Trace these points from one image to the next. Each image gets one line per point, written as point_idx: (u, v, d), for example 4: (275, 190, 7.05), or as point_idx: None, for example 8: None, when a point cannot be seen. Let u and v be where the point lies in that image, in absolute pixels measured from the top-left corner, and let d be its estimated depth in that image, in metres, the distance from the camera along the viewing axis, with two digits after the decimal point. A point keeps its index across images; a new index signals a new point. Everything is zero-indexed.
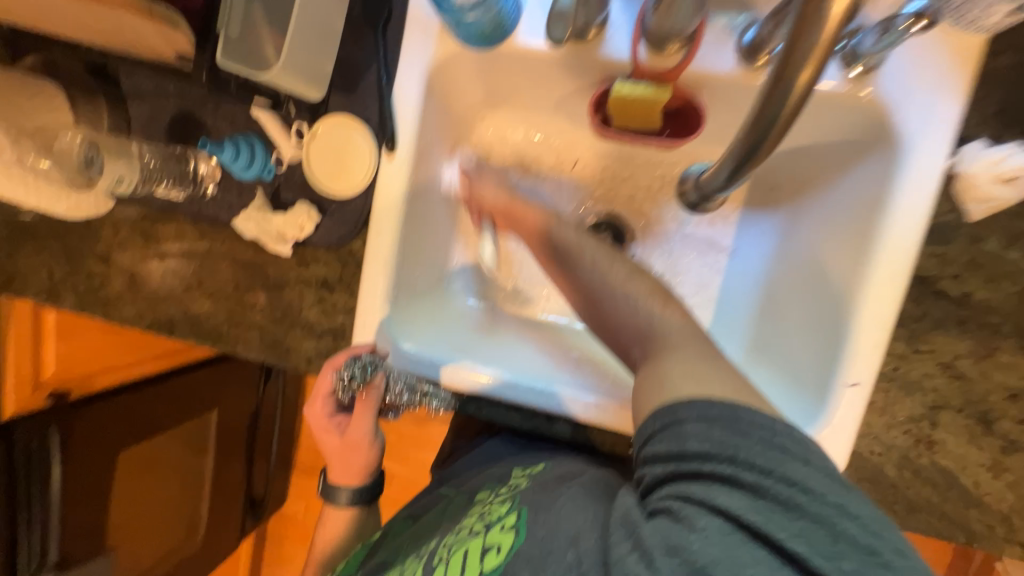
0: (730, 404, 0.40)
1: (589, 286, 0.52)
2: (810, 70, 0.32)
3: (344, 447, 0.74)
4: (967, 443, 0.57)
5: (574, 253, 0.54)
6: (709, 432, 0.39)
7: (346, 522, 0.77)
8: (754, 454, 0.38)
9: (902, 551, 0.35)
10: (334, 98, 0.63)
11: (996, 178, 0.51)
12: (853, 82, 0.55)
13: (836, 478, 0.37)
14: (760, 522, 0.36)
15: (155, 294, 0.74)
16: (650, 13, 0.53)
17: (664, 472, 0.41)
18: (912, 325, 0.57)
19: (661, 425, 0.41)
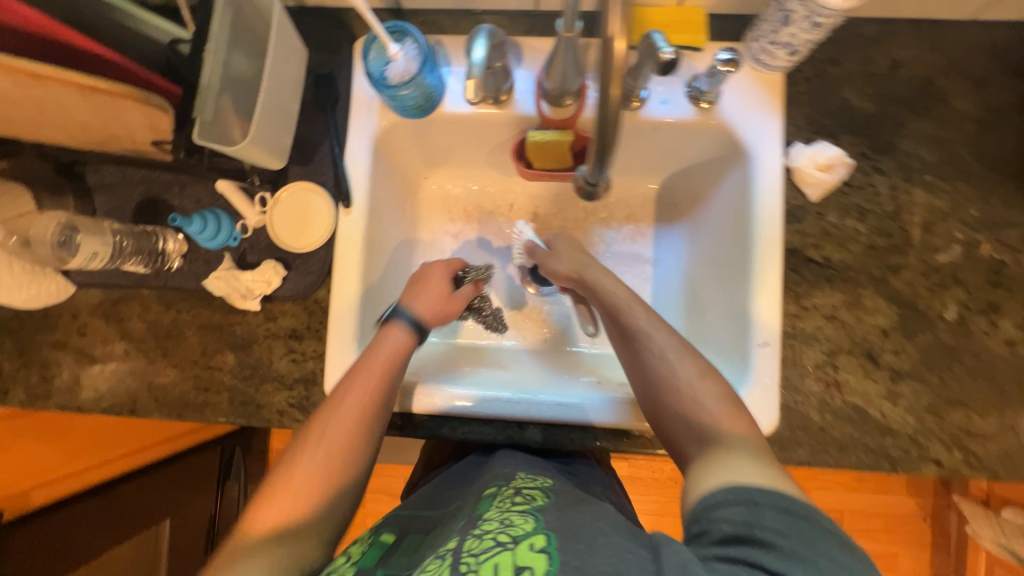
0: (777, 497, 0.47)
1: (651, 363, 0.65)
2: (617, 88, 0.43)
3: (439, 299, 0.72)
4: (867, 379, 0.68)
5: (636, 325, 0.68)
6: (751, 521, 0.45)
7: (362, 456, 0.60)
8: (814, 544, 0.43)
9: None
10: (292, 169, 0.73)
11: (817, 167, 0.68)
12: (702, 114, 0.72)
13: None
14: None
15: (116, 371, 0.75)
16: (546, 79, 0.67)
17: (725, 539, 0.45)
18: (796, 288, 0.70)
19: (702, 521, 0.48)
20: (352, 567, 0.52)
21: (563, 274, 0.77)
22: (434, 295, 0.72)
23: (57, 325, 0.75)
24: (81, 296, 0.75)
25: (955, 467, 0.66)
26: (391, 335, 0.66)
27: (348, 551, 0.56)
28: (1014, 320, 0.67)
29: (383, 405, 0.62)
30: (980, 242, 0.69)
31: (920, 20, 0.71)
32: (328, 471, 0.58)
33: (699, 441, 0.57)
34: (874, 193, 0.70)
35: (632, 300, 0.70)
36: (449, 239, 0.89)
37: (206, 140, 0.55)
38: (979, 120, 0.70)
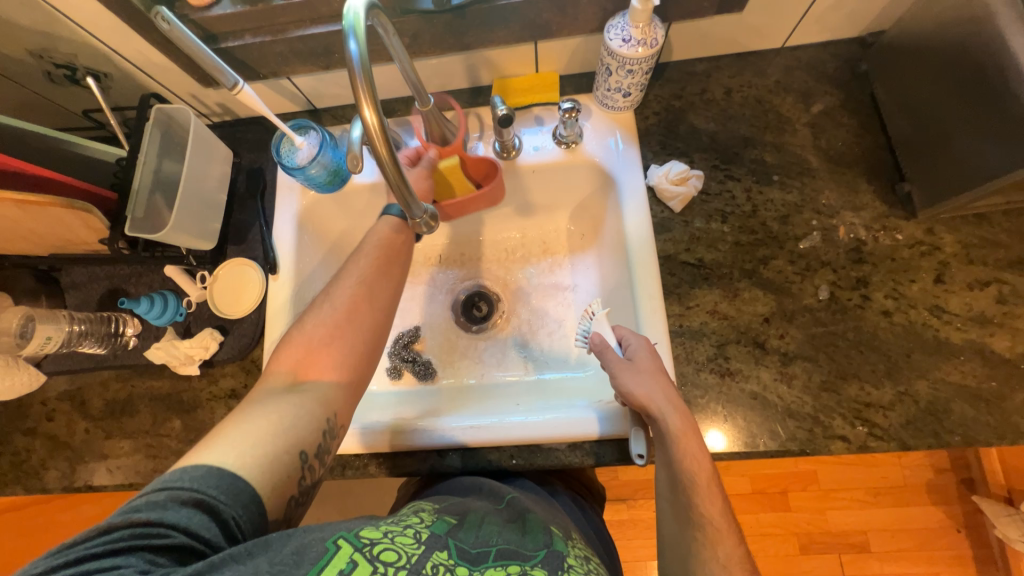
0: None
1: (685, 512, 0.63)
2: (383, 148, 0.49)
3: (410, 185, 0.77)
4: (759, 365, 0.71)
5: (689, 486, 0.62)
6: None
7: (372, 325, 0.69)
8: None
9: None
10: (229, 248, 0.85)
11: (672, 181, 0.77)
12: (570, 152, 0.83)
13: None
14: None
15: (78, 448, 0.81)
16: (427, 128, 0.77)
17: None
18: (677, 289, 0.76)
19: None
20: (427, 530, 0.53)
21: (643, 398, 0.63)
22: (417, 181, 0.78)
23: (29, 413, 0.83)
24: (48, 383, 0.84)
25: (863, 441, 0.67)
26: (384, 224, 0.75)
27: (418, 514, 0.57)
28: (884, 291, 0.71)
29: (387, 288, 0.71)
30: (837, 225, 0.75)
31: (742, 53, 0.84)
32: (340, 331, 0.67)
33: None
34: (731, 197, 0.78)
35: (700, 471, 0.62)
36: None
37: (137, 231, 0.69)
38: (812, 124, 0.80)
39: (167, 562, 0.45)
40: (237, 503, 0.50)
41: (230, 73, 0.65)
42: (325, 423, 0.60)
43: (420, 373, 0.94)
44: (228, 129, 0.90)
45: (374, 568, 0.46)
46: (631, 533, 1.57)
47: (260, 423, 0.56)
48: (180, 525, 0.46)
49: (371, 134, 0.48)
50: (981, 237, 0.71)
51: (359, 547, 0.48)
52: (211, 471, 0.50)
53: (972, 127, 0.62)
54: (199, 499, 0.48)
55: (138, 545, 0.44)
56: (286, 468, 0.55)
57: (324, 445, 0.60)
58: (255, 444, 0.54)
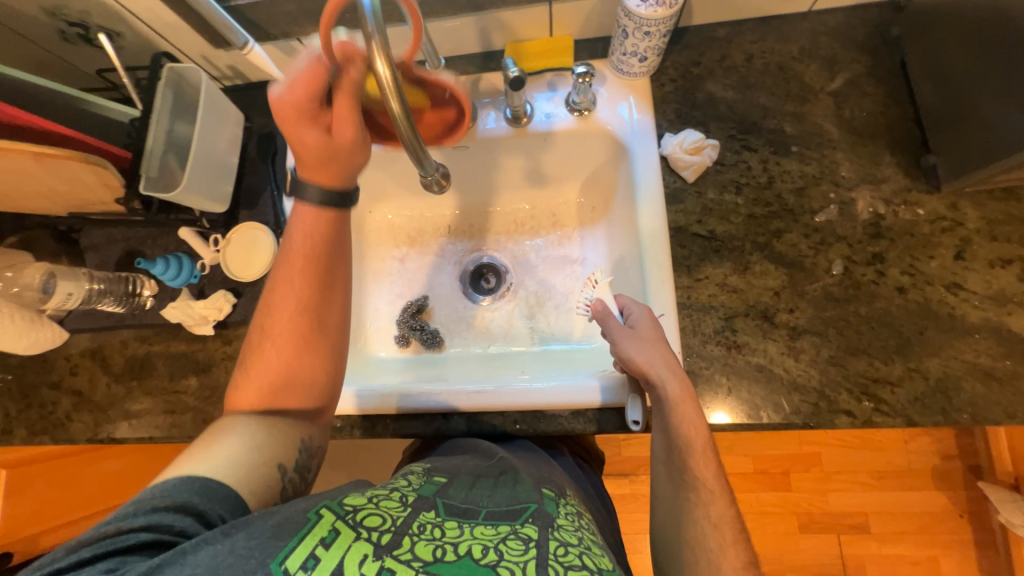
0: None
1: (680, 475, 0.64)
2: (398, 103, 0.49)
3: (326, 153, 0.60)
4: (766, 338, 0.71)
5: (686, 450, 0.63)
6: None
7: (331, 324, 0.68)
8: None
9: None
10: (241, 213, 0.86)
11: (686, 150, 0.76)
12: (582, 120, 0.81)
13: None
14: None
15: (101, 403, 0.85)
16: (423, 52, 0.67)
17: None
18: (687, 262, 0.75)
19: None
20: (415, 492, 0.55)
21: (642, 364, 0.64)
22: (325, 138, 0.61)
23: (53, 368, 0.87)
24: (71, 340, 0.87)
25: (868, 417, 0.67)
26: (300, 218, 0.65)
27: (408, 477, 0.59)
28: (900, 267, 0.70)
29: (332, 305, 0.68)
30: (856, 199, 0.73)
31: (766, 17, 0.80)
32: (297, 334, 0.66)
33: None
34: (747, 168, 0.76)
35: (696, 436, 0.62)
36: (396, 262, 1.02)
37: (151, 191, 0.70)
38: (836, 93, 0.77)
39: (138, 561, 0.45)
40: (213, 501, 0.51)
41: (241, 33, 0.67)
42: (299, 443, 0.63)
43: (427, 342, 0.96)
44: (239, 93, 0.90)
45: (356, 534, 0.47)
46: (633, 506, 1.60)
47: (229, 442, 0.57)
48: (152, 526, 0.47)
49: (383, 85, 0.47)
50: (1006, 212, 0.69)
51: (342, 515, 0.49)
52: (180, 481, 0.51)
53: (1006, 93, 0.59)
54: (171, 502, 0.49)
55: (108, 553, 0.44)
56: (264, 479, 0.56)
57: (302, 459, 0.62)
58: (226, 458, 0.55)
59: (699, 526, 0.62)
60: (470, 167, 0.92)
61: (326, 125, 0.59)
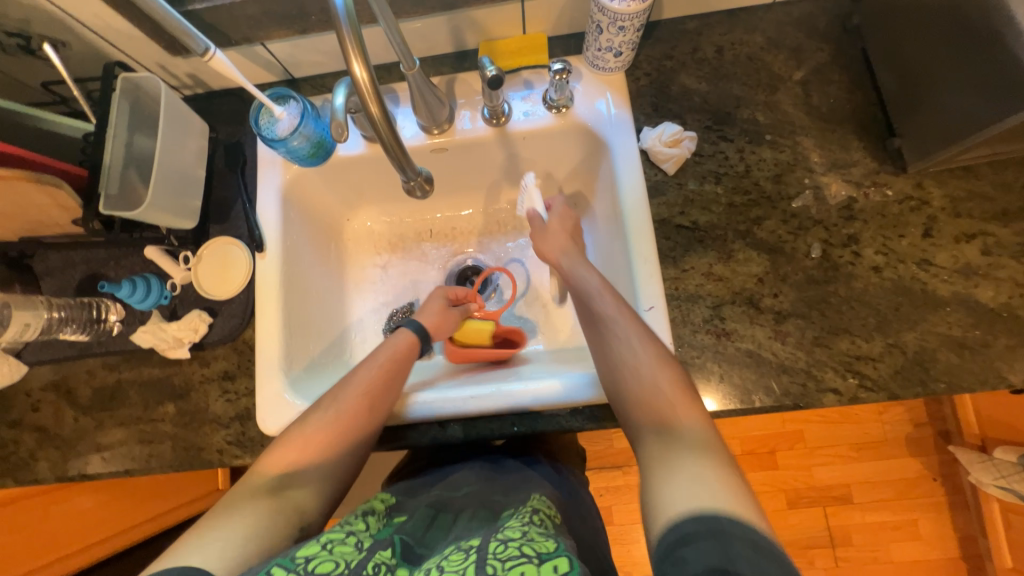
0: (774, 542, 0.43)
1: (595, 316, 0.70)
2: (376, 106, 0.48)
3: (443, 315, 0.85)
4: (753, 324, 0.72)
5: (593, 302, 0.71)
6: (755, 558, 0.41)
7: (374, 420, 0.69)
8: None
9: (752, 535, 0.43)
10: (212, 228, 0.82)
11: (665, 143, 0.76)
12: (561, 117, 0.81)
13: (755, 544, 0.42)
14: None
15: (70, 438, 0.80)
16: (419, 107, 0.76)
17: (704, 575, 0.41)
18: (673, 253, 0.76)
19: (702, 526, 0.44)
20: (370, 538, 0.52)
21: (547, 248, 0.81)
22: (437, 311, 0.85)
23: (12, 405, 0.81)
24: (32, 373, 0.81)
25: (854, 393, 0.69)
26: (399, 338, 0.78)
27: (366, 520, 0.56)
28: (875, 247, 0.72)
29: (384, 403, 0.71)
30: (829, 183, 0.75)
31: (733, 10, 0.82)
32: (336, 428, 0.66)
33: (655, 425, 0.58)
34: (725, 158, 0.77)
35: (601, 288, 0.72)
36: (378, 270, 0.99)
37: (112, 210, 0.65)
38: (804, 81, 0.79)
39: None
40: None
41: (200, 38, 0.62)
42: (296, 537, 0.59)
43: None
44: (202, 103, 0.85)
45: None
46: (627, 497, 1.62)
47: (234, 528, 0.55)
48: None
49: (362, 88, 0.47)
50: (967, 189, 0.72)
51: (293, 568, 0.44)
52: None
53: (957, 76, 0.62)
54: None
55: None
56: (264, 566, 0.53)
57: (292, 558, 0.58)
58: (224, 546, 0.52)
59: (637, 361, 0.63)
60: (451, 170, 0.91)
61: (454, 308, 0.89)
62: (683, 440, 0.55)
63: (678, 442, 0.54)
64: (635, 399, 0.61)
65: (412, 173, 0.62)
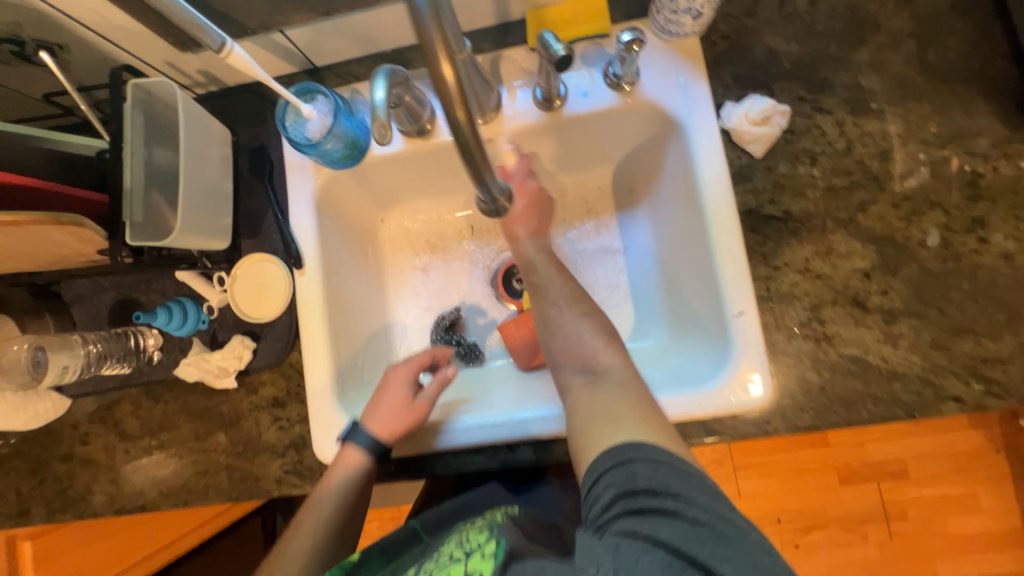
0: (670, 453, 0.55)
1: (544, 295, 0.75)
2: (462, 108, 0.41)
3: (396, 412, 0.70)
4: (859, 326, 0.64)
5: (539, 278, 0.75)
6: (654, 472, 0.53)
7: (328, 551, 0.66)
8: (675, 482, 0.52)
9: (648, 451, 0.55)
10: (244, 244, 0.75)
11: (753, 121, 0.65)
12: (625, 96, 0.70)
13: (659, 463, 0.54)
14: (692, 547, 0.46)
15: (122, 471, 0.77)
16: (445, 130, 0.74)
17: (612, 497, 0.53)
18: (762, 249, 0.66)
19: (612, 464, 0.55)
20: None
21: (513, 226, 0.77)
22: (388, 410, 0.70)
23: (61, 440, 0.78)
24: (77, 405, 0.78)
25: (978, 401, 0.61)
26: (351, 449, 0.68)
27: None
28: (1005, 231, 0.62)
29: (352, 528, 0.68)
30: (949, 157, 0.64)
31: None
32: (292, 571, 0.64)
33: (586, 373, 0.68)
34: (822, 133, 0.66)
35: (547, 262, 0.76)
36: (419, 273, 0.92)
37: (140, 240, 0.58)
38: (917, 34, 0.66)
39: None
40: None
41: (214, 31, 0.53)
42: None
43: (467, 358, 0.88)
44: (216, 102, 0.76)
45: None
46: None
47: None
48: None
49: (451, 91, 0.40)
50: None
51: None
52: None
53: None
54: None
55: None
56: None
57: None
58: None
59: (571, 324, 0.71)
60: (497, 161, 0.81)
61: (415, 394, 0.72)
62: (607, 386, 0.65)
63: (603, 388, 0.65)
64: (569, 353, 0.70)
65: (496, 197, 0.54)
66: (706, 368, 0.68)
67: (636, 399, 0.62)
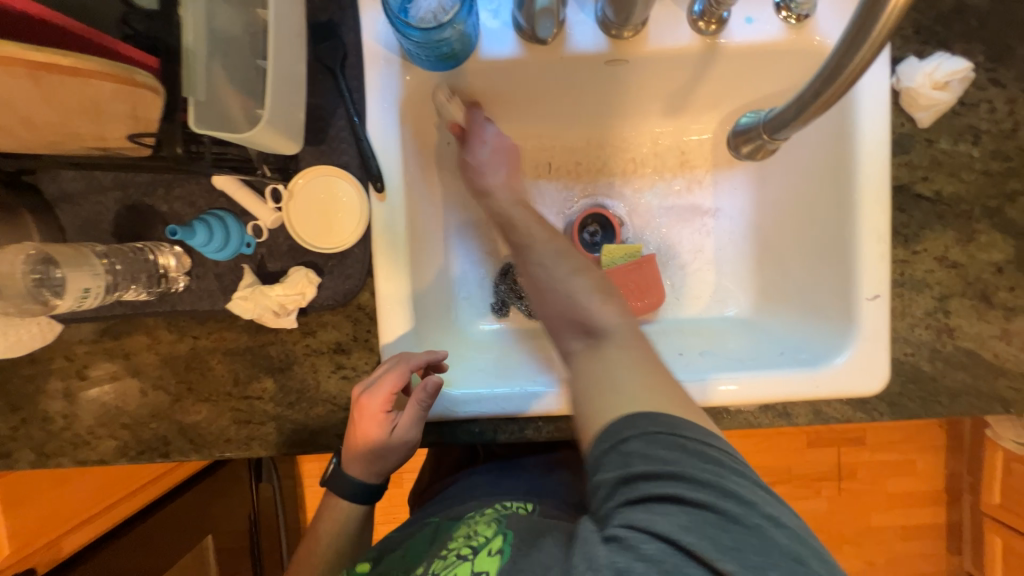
0: (672, 419, 0.42)
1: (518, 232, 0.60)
2: None
3: (380, 447, 0.59)
4: (980, 320, 0.63)
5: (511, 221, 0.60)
6: (650, 450, 0.40)
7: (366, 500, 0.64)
8: (680, 460, 0.40)
9: (646, 428, 0.41)
10: (306, 152, 0.60)
11: (935, 84, 0.59)
12: (791, 31, 0.61)
13: (664, 441, 0.41)
14: (695, 540, 0.37)
15: (137, 415, 0.64)
16: (545, 28, 0.59)
17: (609, 485, 0.41)
18: (904, 230, 0.62)
19: (606, 448, 0.42)
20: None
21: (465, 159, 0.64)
22: (369, 444, 0.59)
23: (52, 371, 0.63)
24: (74, 331, 0.62)
25: None
26: (354, 472, 0.62)
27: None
28: None
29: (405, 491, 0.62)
30: None
31: None
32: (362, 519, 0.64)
33: (584, 337, 0.50)
34: (993, 109, 0.61)
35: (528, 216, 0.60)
36: (483, 211, 0.77)
37: (206, 128, 0.42)
38: None
39: None
40: None
41: None
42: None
43: (533, 313, 0.76)
44: None
45: None
46: None
47: None
48: None
49: None
50: None
51: None
52: None
53: None
54: None
55: None
56: None
57: None
58: None
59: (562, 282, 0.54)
60: (608, 91, 0.70)
61: (390, 428, 0.58)
62: (611, 352, 0.48)
63: (602, 354, 0.48)
64: (563, 316, 0.52)
65: (795, 119, 0.51)
66: (820, 349, 0.64)
67: (636, 357, 0.47)
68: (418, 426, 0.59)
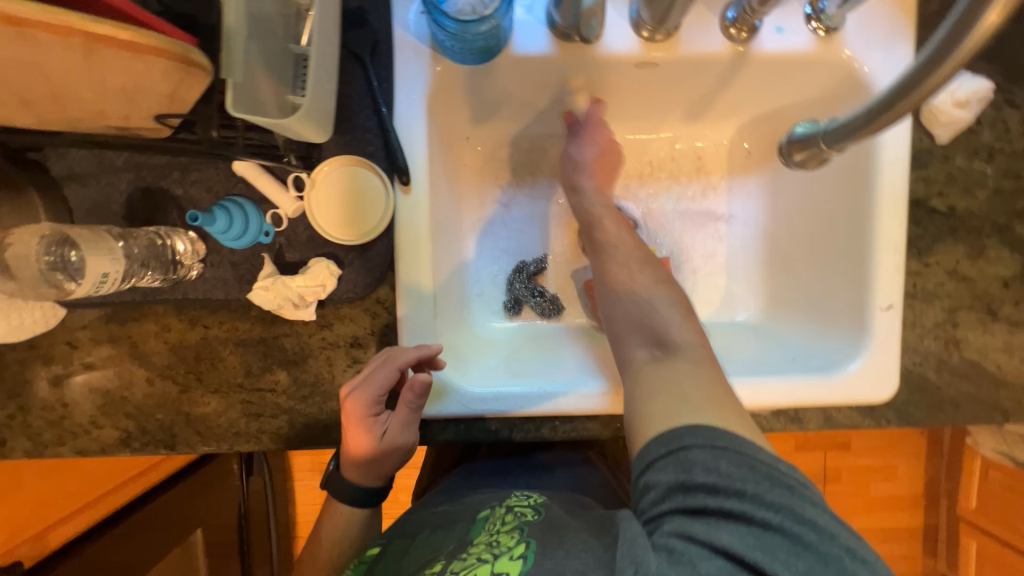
0: (737, 437, 0.42)
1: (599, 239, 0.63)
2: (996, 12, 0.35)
3: (373, 451, 0.58)
4: (985, 333, 0.65)
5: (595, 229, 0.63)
6: (716, 463, 0.41)
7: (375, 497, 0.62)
8: (745, 477, 0.40)
9: (712, 441, 0.42)
10: (331, 141, 0.58)
11: (955, 102, 0.60)
12: (819, 43, 0.62)
13: (734, 459, 0.41)
14: (757, 557, 0.37)
15: (142, 405, 0.62)
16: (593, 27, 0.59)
17: (665, 491, 0.42)
18: (918, 243, 0.64)
19: (665, 452, 0.43)
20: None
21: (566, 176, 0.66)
22: (362, 449, 0.58)
23: (53, 357, 0.61)
24: (78, 317, 0.60)
25: None
26: (351, 478, 0.61)
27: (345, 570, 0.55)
28: None
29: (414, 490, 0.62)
30: None
31: None
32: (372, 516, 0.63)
33: (652, 348, 0.53)
34: (1006, 129, 0.62)
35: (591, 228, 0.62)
36: (499, 208, 0.76)
37: (243, 113, 0.41)
38: None
39: None
40: None
41: None
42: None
43: (547, 313, 0.76)
44: None
45: None
46: None
47: None
48: None
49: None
50: None
51: None
52: None
53: None
54: None
55: None
56: None
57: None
58: None
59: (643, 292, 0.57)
60: (633, 92, 0.70)
61: (380, 432, 0.57)
62: (676, 364, 0.50)
63: (676, 364, 0.50)
64: (631, 323, 0.56)
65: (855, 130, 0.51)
66: (834, 356, 0.65)
67: (704, 377, 0.49)
68: (411, 427, 0.58)
